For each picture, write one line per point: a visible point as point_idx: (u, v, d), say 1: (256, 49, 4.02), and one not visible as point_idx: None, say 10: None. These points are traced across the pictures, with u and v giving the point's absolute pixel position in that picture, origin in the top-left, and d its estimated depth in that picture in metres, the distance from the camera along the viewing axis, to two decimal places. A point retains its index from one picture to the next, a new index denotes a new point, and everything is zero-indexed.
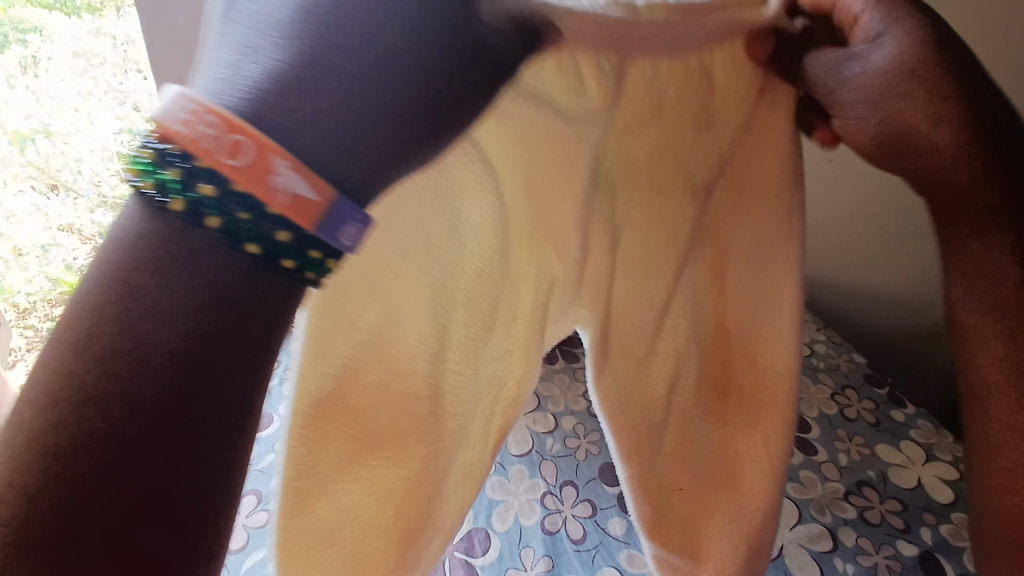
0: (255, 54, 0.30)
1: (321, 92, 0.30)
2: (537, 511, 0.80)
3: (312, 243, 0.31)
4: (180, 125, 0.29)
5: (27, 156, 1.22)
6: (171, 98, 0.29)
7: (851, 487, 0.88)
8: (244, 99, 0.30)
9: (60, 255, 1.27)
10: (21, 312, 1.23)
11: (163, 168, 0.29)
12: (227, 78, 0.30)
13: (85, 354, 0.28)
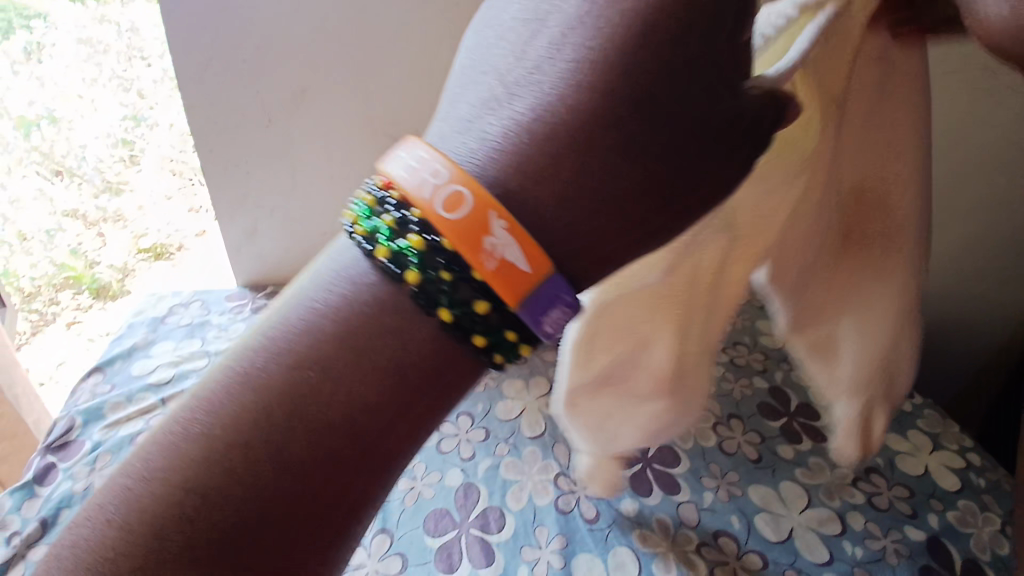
0: (481, 134, 0.37)
1: (537, 157, 0.36)
2: (551, 491, 0.82)
3: (512, 317, 0.36)
4: (423, 189, 0.35)
5: (31, 141, 1.46)
6: (417, 159, 0.36)
7: (859, 473, 0.87)
8: (476, 164, 0.36)
9: (64, 240, 1.58)
10: (27, 295, 1.59)
11: (399, 232, 0.35)
12: (459, 152, 0.37)
13: (256, 388, 0.37)
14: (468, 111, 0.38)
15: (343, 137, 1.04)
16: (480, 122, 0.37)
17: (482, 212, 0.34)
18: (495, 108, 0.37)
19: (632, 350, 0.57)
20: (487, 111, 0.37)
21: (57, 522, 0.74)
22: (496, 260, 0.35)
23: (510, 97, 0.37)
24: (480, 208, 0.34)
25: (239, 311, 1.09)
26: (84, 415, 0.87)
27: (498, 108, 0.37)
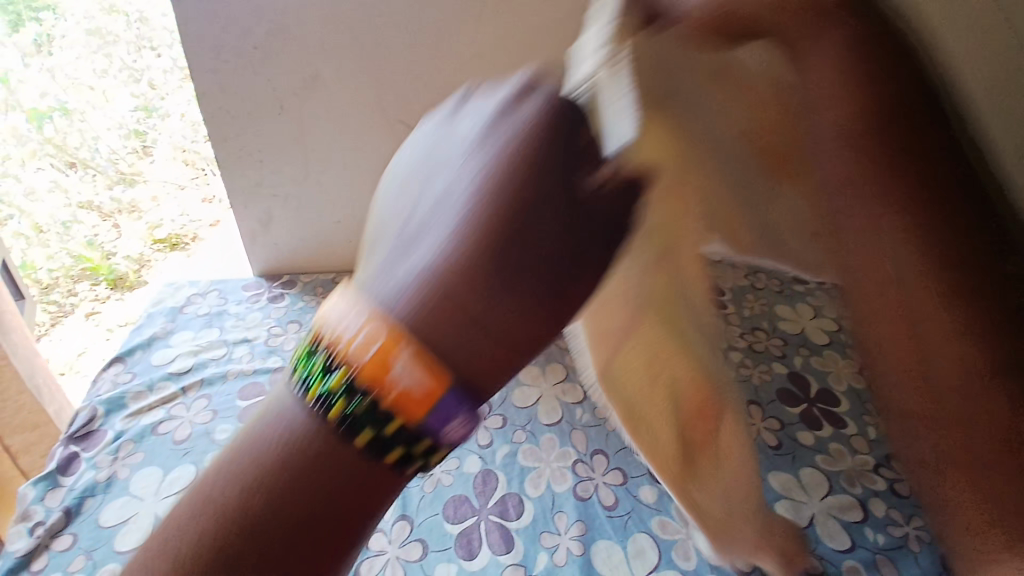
0: (392, 236, 0.26)
1: (457, 259, 0.25)
2: (570, 478, 0.82)
3: (423, 434, 0.26)
4: (332, 323, 0.26)
5: (44, 133, 1.55)
6: (333, 299, 0.27)
7: (881, 459, 0.86)
8: (376, 285, 0.26)
9: (79, 231, 1.64)
10: (45, 287, 1.60)
11: (312, 359, 0.26)
12: (370, 266, 0.26)
13: (164, 558, 0.25)
14: (382, 218, 0.28)
15: (357, 125, 1.04)
16: (393, 223, 0.27)
17: (397, 333, 0.24)
18: (415, 201, 0.27)
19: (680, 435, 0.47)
20: (403, 204, 0.27)
21: (82, 511, 0.74)
22: (414, 378, 0.24)
23: (427, 184, 0.27)
24: (398, 325, 0.24)
25: (255, 300, 1.10)
26: (106, 405, 0.88)
27: (410, 205, 0.27)
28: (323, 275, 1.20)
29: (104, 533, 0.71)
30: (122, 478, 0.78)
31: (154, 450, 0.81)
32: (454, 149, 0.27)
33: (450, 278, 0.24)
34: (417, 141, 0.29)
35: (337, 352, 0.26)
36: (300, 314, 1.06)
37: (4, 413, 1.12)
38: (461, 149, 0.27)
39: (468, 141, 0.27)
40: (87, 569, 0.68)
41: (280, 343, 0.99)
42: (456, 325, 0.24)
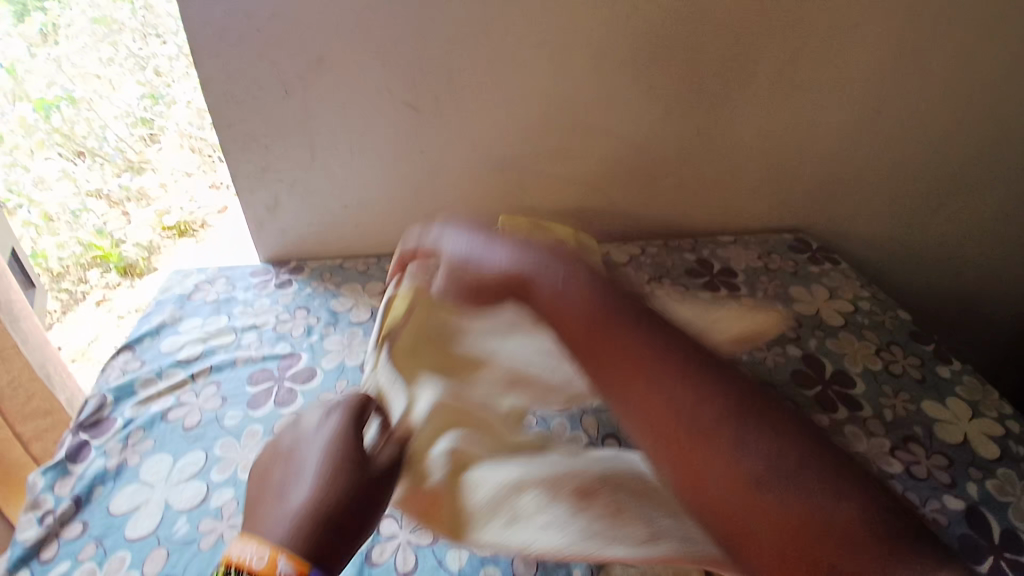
0: (274, 504, 0.52)
1: (307, 468, 0.55)
2: None
3: None
4: (239, 556, 0.47)
5: (52, 123, 1.56)
6: (241, 547, 0.48)
7: (896, 442, 0.84)
8: (254, 554, 0.47)
9: (88, 220, 1.62)
10: (55, 275, 1.57)
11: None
12: (259, 519, 0.52)
13: None
14: (258, 512, 0.53)
15: (362, 108, 1.02)
16: (269, 505, 0.53)
17: (279, 547, 0.47)
18: (286, 482, 0.55)
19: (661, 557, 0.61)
20: (271, 506, 0.52)
21: (92, 499, 0.74)
22: (290, 565, 0.46)
23: (294, 470, 0.55)
24: (280, 543, 0.48)
25: (262, 287, 1.09)
26: (116, 393, 0.87)
27: (283, 493, 0.53)
28: (330, 261, 1.19)
29: (115, 520, 0.71)
30: (133, 465, 0.78)
31: (165, 437, 0.81)
32: (308, 451, 0.57)
33: (312, 504, 0.51)
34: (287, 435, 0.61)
35: (242, 569, 0.47)
36: (308, 300, 1.05)
37: (15, 402, 1.12)
38: (309, 452, 0.57)
39: (316, 445, 0.57)
40: (98, 558, 0.67)
41: (289, 329, 0.98)
42: (340, 506, 0.52)
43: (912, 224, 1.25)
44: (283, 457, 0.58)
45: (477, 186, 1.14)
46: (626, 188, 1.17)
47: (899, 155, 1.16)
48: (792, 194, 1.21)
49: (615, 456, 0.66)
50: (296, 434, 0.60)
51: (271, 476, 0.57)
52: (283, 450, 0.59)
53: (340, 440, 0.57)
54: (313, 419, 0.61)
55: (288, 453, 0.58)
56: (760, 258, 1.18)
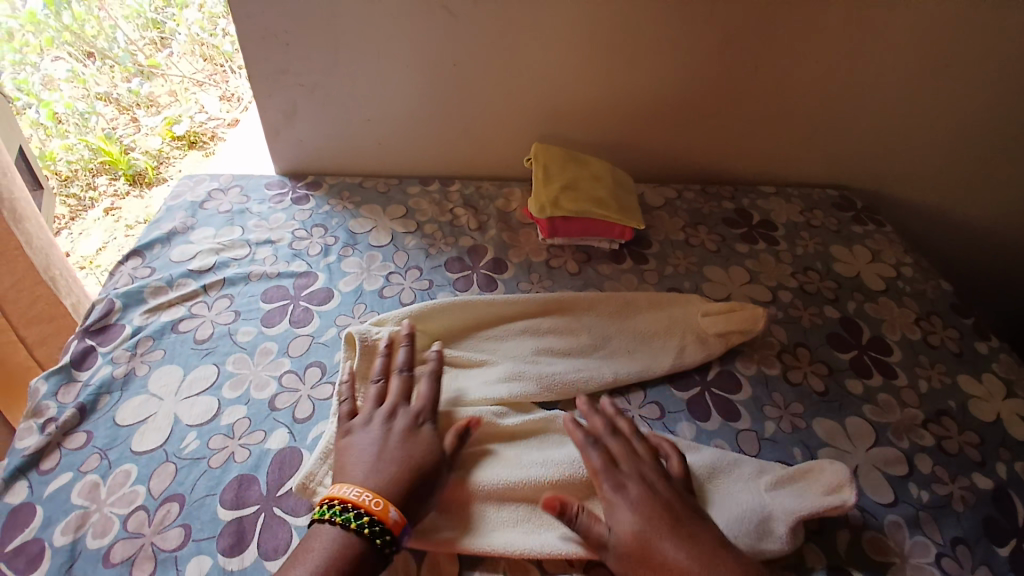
0: (367, 467, 0.59)
1: (389, 461, 0.60)
2: None
3: (389, 542, 0.54)
4: (353, 494, 0.56)
5: (62, 21, 1.47)
6: (356, 488, 0.57)
7: (929, 415, 0.79)
8: (372, 492, 0.57)
9: (97, 123, 1.56)
10: (64, 179, 1.49)
11: (344, 510, 0.55)
12: (352, 477, 0.59)
13: None
14: (345, 464, 0.60)
15: (388, 9, 0.93)
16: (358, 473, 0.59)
17: (390, 499, 0.56)
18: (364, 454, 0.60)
19: None
20: (363, 467, 0.59)
21: (98, 409, 0.72)
22: (397, 515, 0.56)
23: (381, 453, 0.60)
24: (390, 498, 0.57)
25: (278, 201, 1.04)
26: (124, 299, 0.84)
27: (373, 459, 0.60)
28: (349, 178, 1.13)
29: (122, 431, 0.69)
30: (141, 375, 0.75)
31: (174, 348, 0.78)
32: (397, 437, 0.62)
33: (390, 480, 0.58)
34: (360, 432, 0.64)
35: (360, 510, 0.55)
36: (326, 218, 1.00)
37: (20, 303, 1.09)
38: (392, 442, 0.62)
39: (402, 434, 0.63)
40: (102, 470, 0.65)
41: (305, 247, 0.94)
42: (416, 496, 0.58)
43: (958, 188, 1.18)
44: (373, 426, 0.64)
45: (509, 107, 1.06)
46: (665, 122, 1.10)
47: (964, 106, 1.06)
48: (844, 143, 1.13)
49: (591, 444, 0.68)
50: (387, 416, 0.65)
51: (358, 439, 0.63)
52: (359, 436, 0.63)
53: (425, 443, 0.63)
54: (403, 417, 0.65)
55: (368, 427, 0.64)
56: (802, 212, 1.12)
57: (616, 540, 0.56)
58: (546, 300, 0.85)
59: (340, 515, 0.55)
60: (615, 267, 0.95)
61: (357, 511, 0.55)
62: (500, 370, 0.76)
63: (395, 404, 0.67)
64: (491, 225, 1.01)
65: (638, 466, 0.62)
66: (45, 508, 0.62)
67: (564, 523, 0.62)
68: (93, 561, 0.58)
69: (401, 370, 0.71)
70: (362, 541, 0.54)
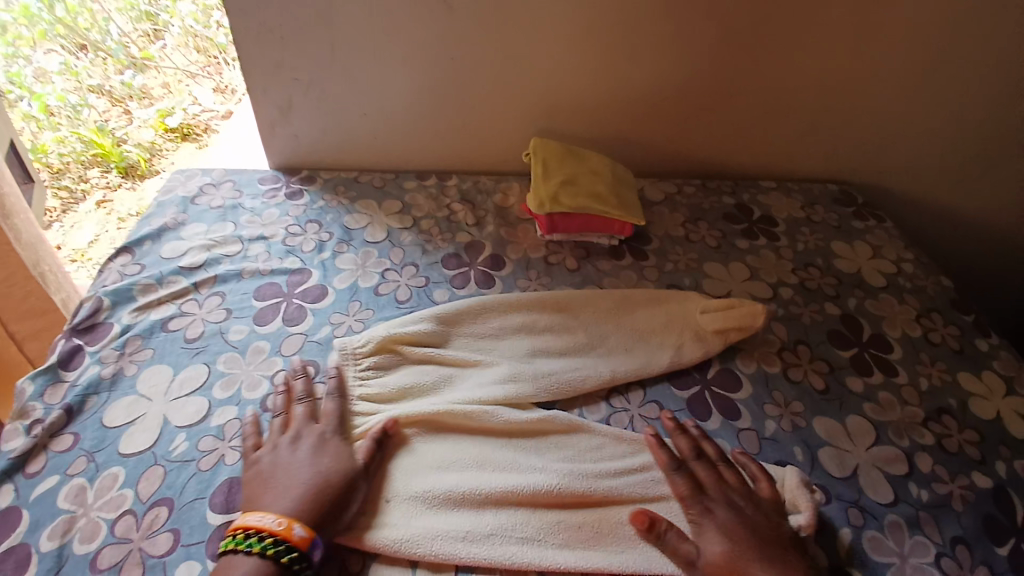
0: (277, 491, 0.58)
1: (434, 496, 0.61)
2: (603, 409, 0.74)
3: (300, 558, 0.53)
4: (256, 520, 0.55)
5: (54, 13, 1.53)
6: (258, 513, 0.55)
7: (929, 413, 0.78)
8: (273, 515, 0.55)
9: (89, 115, 1.52)
10: (55, 172, 1.47)
11: (246, 537, 0.54)
12: (266, 501, 0.57)
13: None
14: (255, 490, 0.58)
15: (384, 1, 0.91)
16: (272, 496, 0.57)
17: (295, 516, 0.55)
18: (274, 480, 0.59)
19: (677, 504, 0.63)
20: (275, 490, 0.58)
21: (86, 409, 0.70)
22: (303, 531, 0.54)
23: (287, 475, 0.59)
24: (295, 514, 0.55)
25: (271, 196, 1.02)
26: (112, 297, 0.82)
27: (287, 480, 0.58)
28: (345, 172, 1.11)
29: (110, 433, 0.67)
30: (130, 375, 0.73)
31: (164, 348, 0.77)
32: (303, 458, 0.61)
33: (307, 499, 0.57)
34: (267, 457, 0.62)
35: (264, 534, 0.53)
36: (320, 214, 0.98)
37: (11, 299, 1.08)
38: (298, 464, 0.60)
39: (309, 454, 0.61)
40: (90, 473, 0.64)
41: (299, 244, 0.92)
42: (327, 512, 0.57)
43: (960, 183, 1.17)
44: (279, 453, 0.62)
45: (508, 101, 1.04)
46: (666, 116, 1.08)
47: (968, 102, 1.05)
48: (846, 138, 1.11)
49: (587, 448, 0.67)
50: (294, 435, 0.64)
51: (267, 468, 0.60)
52: (265, 462, 0.61)
53: (336, 458, 0.61)
54: (313, 434, 0.64)
55: (276, 453, 0.62)
56: (802, 208, 1.11)
57: (706, 564, 0.56)
58: (543, 299, 0.84)
59: (244, 543, 0.53)
60: (614, 264, 0.94)
61: (261, 535, 0.54)
62: (478, 377, 0.74)
63: (300, 428, 0.65)
64: (489, 221, 0.99)
65: (726, 493, 0.61)
66: (32, 511, 0.61)
67: (563, 529, 0.60)
68: (81, 567, 0.56)
69: (303, 392, 0.69)
70: (270, 564, 0.52)
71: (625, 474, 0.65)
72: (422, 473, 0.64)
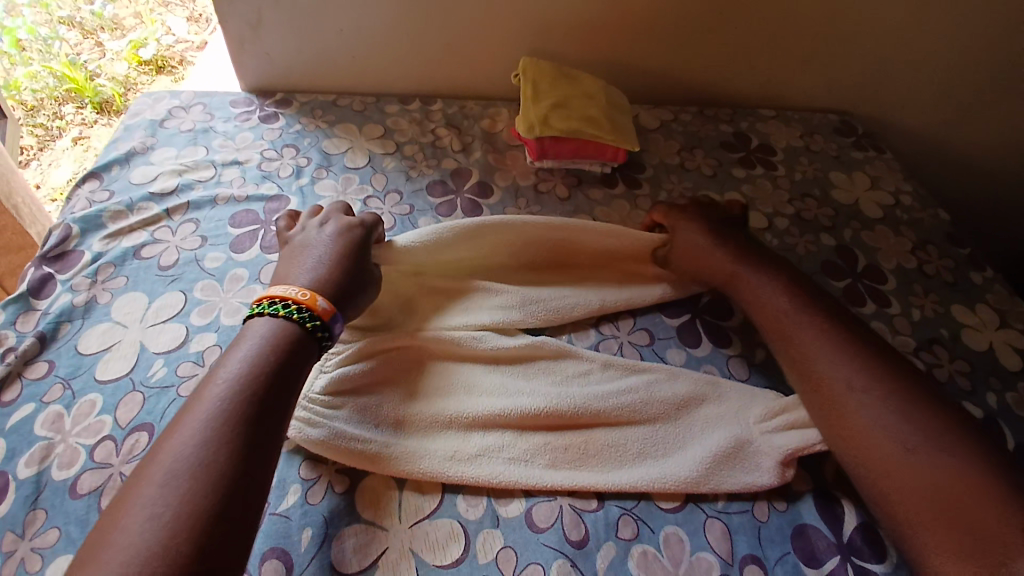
0: (307, 268, 0.63)
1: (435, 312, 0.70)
2: (592, 336, 0.72)
3: (321, 330, 0.59)
4: (286, 292, 0.59)
5: None
6: (286, 287, 0.60)
7: (921, 343, 0.77)
8: (299, 287, 0.60)
9: (62, 49, 1.44)
10: (30, 109, 1.40)
11: (274, 305, 0.58)
12: (290, 279, 0.62)
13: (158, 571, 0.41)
14: (289, 269, 0.64)
15: None
16: (295, 270, 0.64)
17: (318, 292, 0.60)
18: (302, 254, 0.65)
19: (664, 426, 0.63)
20: (302, 260, 0.65)
21: (59, 338, 0.67)
22: (325, 305, 0.60)
23: (311, 251, 0.66)
24: (316, 291, 0.61)
25: (245, 118, 0.96)
26: (81, 224, 0.78)
27: (311, 261, 0.64)
28: (323, 95, 1.05)
29: (85, 360, 0.65)
30: (103, 303, 0.71)
31: (138, 275, 0.73)
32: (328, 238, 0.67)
33: (328, 276, 0.63)
34: (295, 243, 0.68)
35: (289, 301, 0.58)
36: (298, 138, 0.93)
37: None
38: (321, 245, 0.66)
39: (336, 235, 0.68)
40: (66, 401, 0.62)
41: (275, 169, 0.88)
42: (342, 288, 0.63)
43: (964, 112, 1.13)
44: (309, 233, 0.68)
45: (494, 16, 0.98)
46: (662, 36, 1.02)
47: (977, 21, 1.00)
48: (848, 63, 1.06)
49: (575, 373, 0.66)
50: (321, 222, 0.70)
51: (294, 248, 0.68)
52: (295, 244, 0.68)
53: (355, 243, 0.68)
54: (333, 223, 0.70)
55: (302, 235, 0.69)
56: (801, 137, 1.07)
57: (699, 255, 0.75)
58: (557, 229, 0.77)
59: (268, 309, 0.58)
60: (606, 192, 0.91)
61: (286, 304, 0.58)
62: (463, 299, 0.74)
63: (327, 217, 0.71)
64: (476, 147, 0.95)
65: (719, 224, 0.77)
66: (7, 440, 0.59)
67: (549, 449, 0.60)
68: (60, 493, 0.55)
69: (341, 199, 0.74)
70: (295, 327, 0.57)
71: (618, 393, 0.63)
72: (410, 394, 0.62)
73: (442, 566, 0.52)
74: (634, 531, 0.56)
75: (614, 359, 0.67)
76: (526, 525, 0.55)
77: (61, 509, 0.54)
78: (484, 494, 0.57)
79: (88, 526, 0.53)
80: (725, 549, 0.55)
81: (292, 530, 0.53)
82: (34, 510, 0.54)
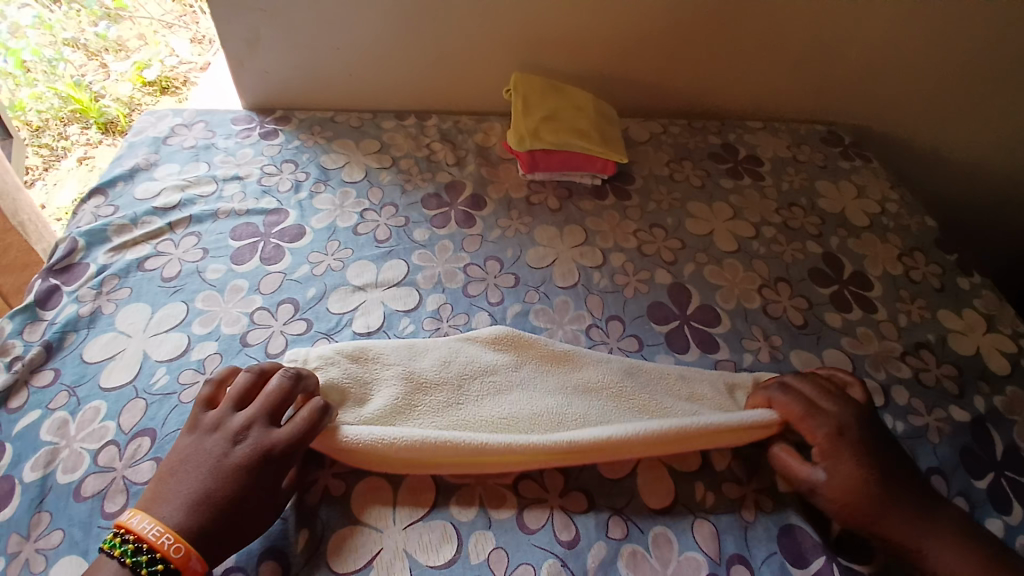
0: (189, 499, 0.49)
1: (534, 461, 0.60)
2: (583, 342, 0.73)
3: None
4: (152, 535, 0.47)
5: None
6: (152, 524, 0.48)
7: (907, 348, 0.79)
8: (170, 533, 0.47)
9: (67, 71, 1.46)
10: (35, 130, 1.43)
11: (138, 553, 0.46)
12: (164, 498, 0.50)
13: None
14: (167, 486, 0.51)
15: None
16: (176, 495, 0.50)
17: (194, 541, 0.47)
18: (195, 470, 0.51)
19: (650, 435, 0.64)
20: (194, 480, 0.50)
21: (65, 346, 0.69)
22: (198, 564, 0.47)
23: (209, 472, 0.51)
24: (195, 538, 0.48)
25: (245, 135, 0.99)
26: (85, 238, 0.80)
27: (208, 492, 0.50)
28: (320, 112, 1.08)
29: (90, 369, 0.67)
30: (108, 313, 0.73)
31: (141, 286, 0.76)
32: (237, 460, 0.52)
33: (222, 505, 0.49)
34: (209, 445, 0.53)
35: (155, 554, 0.46)
36: (297, 153, 0.96)
37: None
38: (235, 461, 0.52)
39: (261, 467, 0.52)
40: (71, 408, 0.64)
41: (275, 183, 0.90)
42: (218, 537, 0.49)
43: (947, 121, 1.16)
44: (217, 440, 0.53)
45: (487, 33, 1.01)
46: (650, 52, 1.05)
47: (953, 34, 1.03)
48: (834, 73, 1.09)
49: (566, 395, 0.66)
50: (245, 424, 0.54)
51: (195, 446, 0.53)
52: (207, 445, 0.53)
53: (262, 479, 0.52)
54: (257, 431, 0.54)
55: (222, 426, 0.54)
56: (789, 147, 1.09)
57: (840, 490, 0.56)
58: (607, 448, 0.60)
59: (131, 555, 0.46)
60: (597, 203, 0.93)
61: (152, 555, 0.46)
62: (460, 351, 0.68)
63: (254, 416, 0.55)
64: (470, 160, 0.98)
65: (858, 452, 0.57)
66: (15, 446, 0.61)
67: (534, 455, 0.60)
68: (65, 496, 0.57)
69: (284, 384, 0.58)
70: None
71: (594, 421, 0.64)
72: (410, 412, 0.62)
73: (434, 567, 0.54)
74: (624, 532, 0.57)
75: (611, 376, 0.68)
76: (517, 526, 0.57)
77: (66, 512, 0.56)
78: (475, 504, 0.58)
79: (92, 530, 0.55)
80: (713, 549, 0.57)
81: (289, 531, 0.55)
82: (40, 513, 0.56)
